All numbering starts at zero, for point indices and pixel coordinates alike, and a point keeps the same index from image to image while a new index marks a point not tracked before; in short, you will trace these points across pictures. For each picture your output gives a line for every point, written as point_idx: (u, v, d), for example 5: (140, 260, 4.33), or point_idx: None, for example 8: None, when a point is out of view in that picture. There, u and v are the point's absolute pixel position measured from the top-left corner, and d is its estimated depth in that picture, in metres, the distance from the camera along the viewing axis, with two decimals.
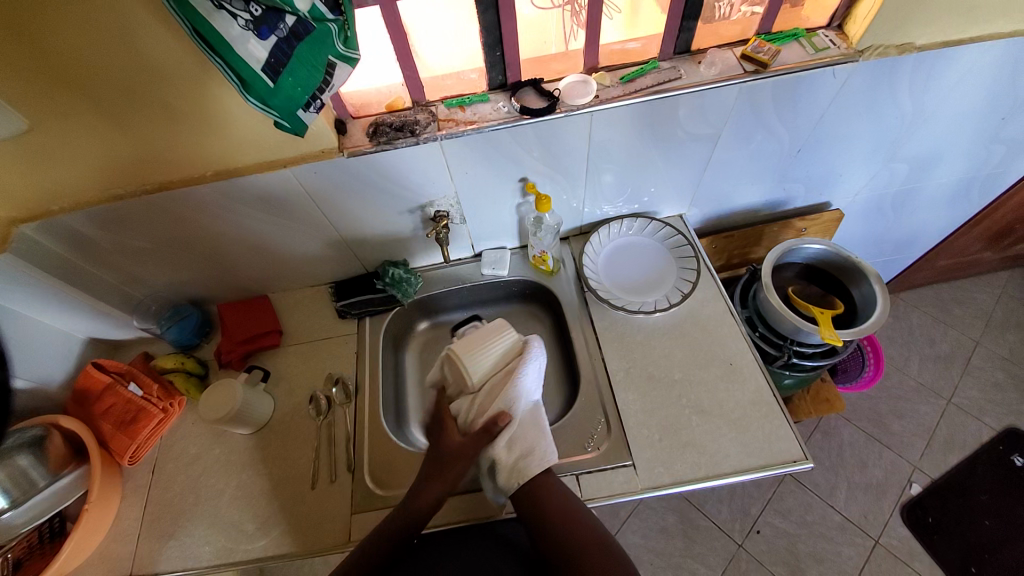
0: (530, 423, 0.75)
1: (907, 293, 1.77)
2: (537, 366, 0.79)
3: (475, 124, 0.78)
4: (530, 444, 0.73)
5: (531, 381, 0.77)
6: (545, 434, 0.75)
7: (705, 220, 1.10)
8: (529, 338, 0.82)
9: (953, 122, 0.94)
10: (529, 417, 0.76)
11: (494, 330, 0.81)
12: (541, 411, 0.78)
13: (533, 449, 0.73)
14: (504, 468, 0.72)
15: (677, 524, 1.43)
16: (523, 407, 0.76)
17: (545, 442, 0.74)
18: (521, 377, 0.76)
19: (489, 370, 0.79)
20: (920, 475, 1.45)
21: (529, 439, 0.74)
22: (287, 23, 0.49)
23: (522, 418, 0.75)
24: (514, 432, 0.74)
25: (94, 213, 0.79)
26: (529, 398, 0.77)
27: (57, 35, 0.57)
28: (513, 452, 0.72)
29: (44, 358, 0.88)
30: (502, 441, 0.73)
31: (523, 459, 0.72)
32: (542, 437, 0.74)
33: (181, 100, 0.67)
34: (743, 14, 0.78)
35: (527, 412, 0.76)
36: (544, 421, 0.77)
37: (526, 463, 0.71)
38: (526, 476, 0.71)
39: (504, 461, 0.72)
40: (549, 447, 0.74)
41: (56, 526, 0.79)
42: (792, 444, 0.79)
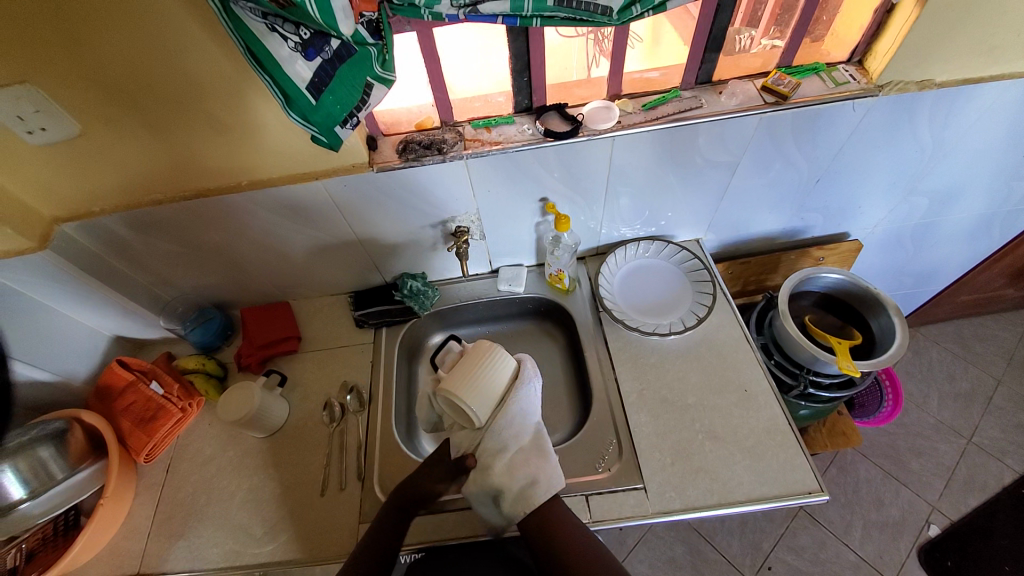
0: (532, 449, 0.74)
1: (926, 328, 1.73)
2: (532, 389, 0.79)
3: (500, 145, 0.80)
4: (535, 471, 0.72)
5: (526, 406, 0.77)
6: (550, 456, 0.74)
7: (722, 246, 1.11)
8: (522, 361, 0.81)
9: (974, 158, 0.94)
10: (532, 443, 0.75)
11: (484, 355, 0.79)
12: (543, 432, 0.78)
13: (538, 477, 0.72)
14: (510, 494, 0.71)
15: (685, 555, 1.39)
16: (523, 436, 0.75)
17: (551, 468, 0.73)
18: (517, 403, 0.77)
19: (492, 404, 0.76)
20: (940, 516, 1.40)
21: (532, 465, 0.73)
22: (332, 45, 0.52)
23: (523, 445, 0.75)
24: (515, 459, 0.73)
25: (132, 216, 0.83)
26: (529, 423, 0.77)
27: (115, 48, 0.61)
28: (519, 480, 0.72)
29: (71, 353, 0.92)
30: (504, 467, 0.72)
31: (529, 487, 0.71)
32: (546, 463, 0.73)
33: (222, 112, 0.71)
34: (763, 48, 0.81)
35: (532, 438, 0.76)
36: (548, 445, 0.76)
37: (532, 491, 0.71)
38: (532, 503, 0.70)
39: (509, 489, 0.71)
40: (554, 472, 0.73)
41: (70, 519, 0.81)
42: (807, 475, 0.78)
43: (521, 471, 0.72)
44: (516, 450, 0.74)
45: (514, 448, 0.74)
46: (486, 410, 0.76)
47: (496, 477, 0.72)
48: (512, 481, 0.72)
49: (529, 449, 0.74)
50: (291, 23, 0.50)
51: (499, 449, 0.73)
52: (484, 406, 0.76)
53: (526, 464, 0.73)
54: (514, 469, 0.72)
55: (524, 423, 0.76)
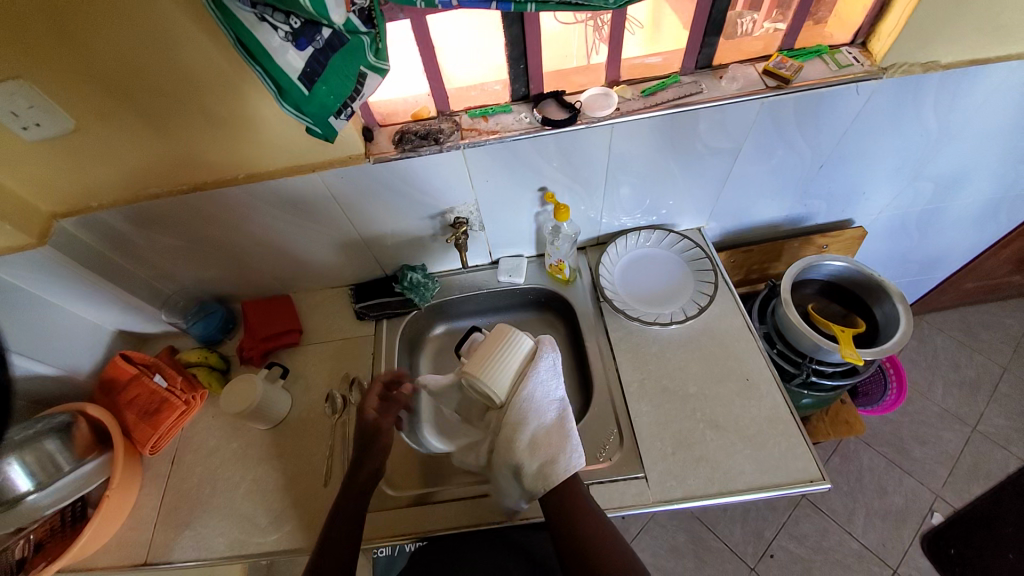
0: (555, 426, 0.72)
1: (931, 316, 1.72)
2: (552, 366, 0.76)
3: (497, 134, 0.79)
4: (554, 449, 0.70)
5: (547, 380, 0.74)
6: (573, 434, 0.72)
7: (724, 234, 1.09)
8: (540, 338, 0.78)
9: (982, 142, 0.92)
10: (556, 420, 0.72)
11: (500, 335, 0.76)
12: (568, 409, 0.75)
13: (558, 455, 0.70)
14: (529, 470, 0.71)
15: (688, 544, 1.40)
16: (548, 412, 0.73)
17: (571, 447, 0.71)
18: (537, 379, 0.73)
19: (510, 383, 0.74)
20: (943, 504, 1.40)
21: (553, 445, 0.71)
22: (323, 35, 0.51)
23: (547, 423, 0.72)
24: (536, 436, 0.71)
25: (130, 210, 0.83)
26: (552, 400, 0.73)
27: (106, 41, 0.61)
28: (539, 458, 0.70)
29: (74, 348, 0.92)
30: (528, 443, 0.71)
31: (550, 464, 0.70)
32: (568, 443, 0.71)
33: (217, 104, 0.70)
34: (766, 31, 0.79)
35: (556, 415, 0.73)
36: (571, 424, 0.73)
37: (550, 470, 0.69)
38: (551, 482, 0.69)
39: (530, 465, 0.70)
40: (576, 451, 0.71)
41: (77, 511, 0.82)
42: (808, 463, 0.77)
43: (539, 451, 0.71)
44: (539, 427, 0.72)
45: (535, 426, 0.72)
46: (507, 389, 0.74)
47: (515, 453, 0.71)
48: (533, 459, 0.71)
49: (552, 427, 0.71)
50: (281, 13, 0.49)
51: (522, 426, 0.71)
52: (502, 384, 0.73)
53: (546, 444, 0.71)
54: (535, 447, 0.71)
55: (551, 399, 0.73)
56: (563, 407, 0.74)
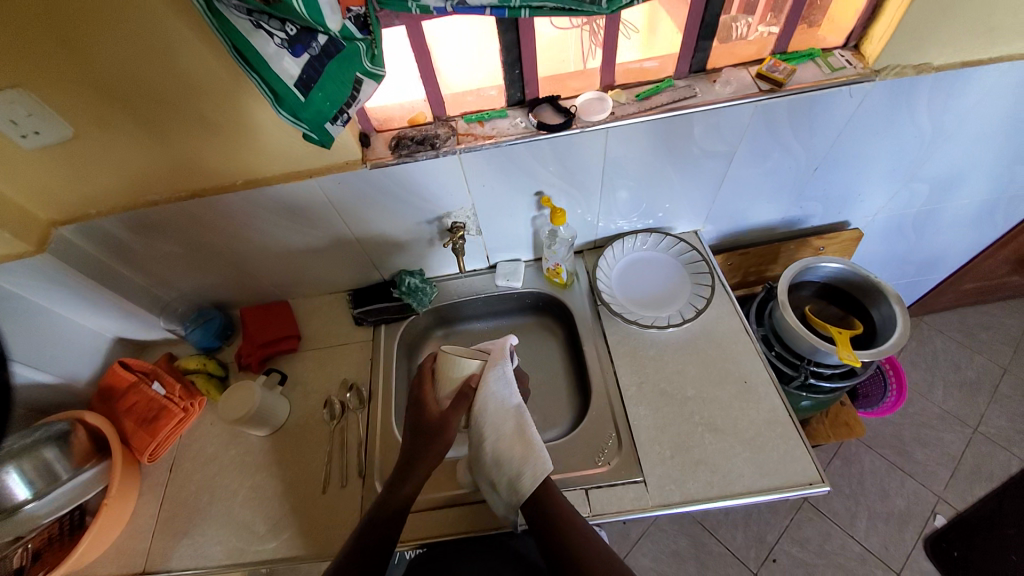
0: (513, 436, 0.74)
1: (931, 317, 1.72)
2: (503, 375, 0.80)
3: (493, 139, 0.80)
4: (517, 462, 0.72)
5: (499, 392, 0.78)
6: (535, 439, 0.74)
7: (721, 237, 1.10)
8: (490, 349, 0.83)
9: (976, 143, 0.92)
10: (516, 431, 0.75)
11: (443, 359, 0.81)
12: (527, 415, 0.77)
13: (523, 468, 0.71)
14: (501, 482, 0.73)
15: (689, 548, 1.39)
16: (506, 422, 0.76)
17: (533, 454, 0.72)
18: (484, 394, 0.78)
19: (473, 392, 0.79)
20: (946, 506, 1.40)
21: (515, 458, 0.72)
22: (319, 41, 0.51)
23: (506, 433, 0.75)
24: (500, 447, 0.74)
25: (128, 218, 0.83)
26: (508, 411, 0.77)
27: (105, 51, 0.61)
28: (507, 470, 0.72)
29: (73, 355, 0.92)
30: (493, 453, 0.74)
31: (516, 477, 0.71)
32: (528, 452, 0.72)
33: (215, 112, 0.71)
34: (760, 35, 0.80)
35: (515, 425, 0.75)
36: (531, 431, 0.74)
37: (519, 481, 0.71)
38: (522, 493, 0.70)
39: (500, 479, 0.73)
40: (539, 457, 0.72)
41: (75, 519, 0.81)
42: (808, 466, 0.77)
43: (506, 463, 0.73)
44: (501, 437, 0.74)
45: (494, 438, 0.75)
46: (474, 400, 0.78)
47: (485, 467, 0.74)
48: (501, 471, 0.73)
49: (509, 438, 0.74)
50: (276, 20, 0.49)
51: (482, 441, 0.75)
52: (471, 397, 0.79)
53: (512, 454, 0.73)
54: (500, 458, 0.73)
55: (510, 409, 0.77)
56: (517, 414, 0.76)
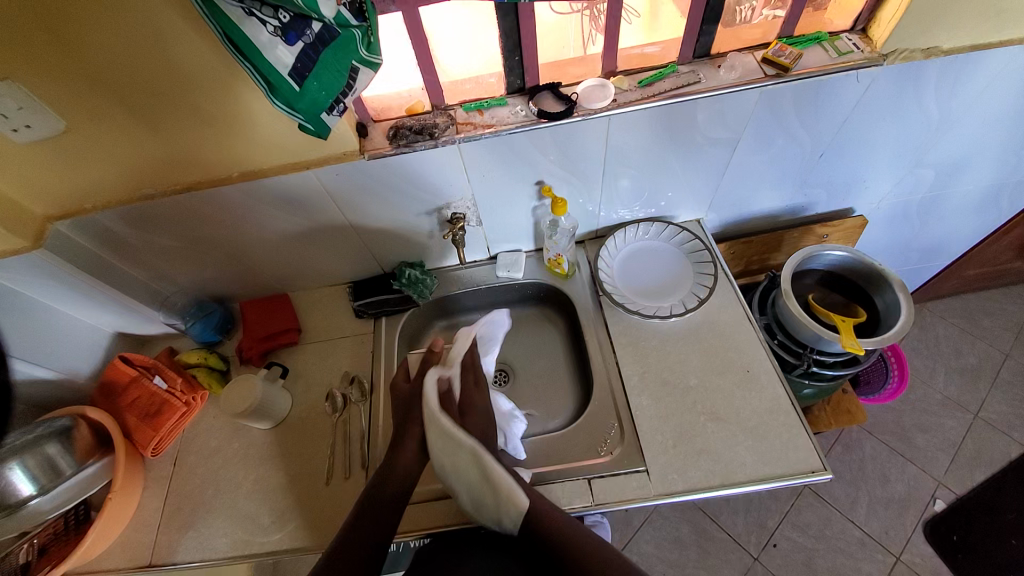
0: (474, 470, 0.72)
1: (933, 304, 1.71)
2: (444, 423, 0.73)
3: (493, 128, 0.78)
4: (493, 508, 0.71)
5: (448, 441, 0.73)
6: (500, 482, 0.70)
7: (724, 225, 1.09)
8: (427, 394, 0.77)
9: (983, 128, 0.91)
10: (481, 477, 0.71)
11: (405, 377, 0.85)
12: (486, 460, 0.70)
13: (500, 514, 0.71)
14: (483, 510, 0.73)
15: (691, 535, 1.41)
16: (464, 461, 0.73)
17: (503, 504, 0.70)
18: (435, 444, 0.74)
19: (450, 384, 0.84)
20: (945, 490, 1.41)
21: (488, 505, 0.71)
22: (313, 29, 0.50)
23: (473, 480, 0.72)
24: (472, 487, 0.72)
25: (124, 212, 0.82)
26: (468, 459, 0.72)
27: (93, 41, 0.60)
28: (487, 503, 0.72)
29: (72, 351, 0.92)
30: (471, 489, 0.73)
31: (496, 520, 0.72)
32: (497, 502, 0.70)
33: (209, 103, 0.70)
34: (766, 18, 0.78)
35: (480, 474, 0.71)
36: (494, 473, 0.70)
37: (502, 523, 0.72)
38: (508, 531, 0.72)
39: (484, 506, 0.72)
40: (511, 504, 0.70)
41: (80, 515, 0.82)
42: (810, 454, 0.77)
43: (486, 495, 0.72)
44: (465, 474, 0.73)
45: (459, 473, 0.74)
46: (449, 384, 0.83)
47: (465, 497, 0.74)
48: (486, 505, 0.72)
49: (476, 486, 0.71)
50: (269, 7, 0.48)
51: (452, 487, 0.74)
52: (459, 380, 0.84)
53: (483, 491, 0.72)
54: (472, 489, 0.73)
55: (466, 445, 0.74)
56: (473, 456, 0.71)
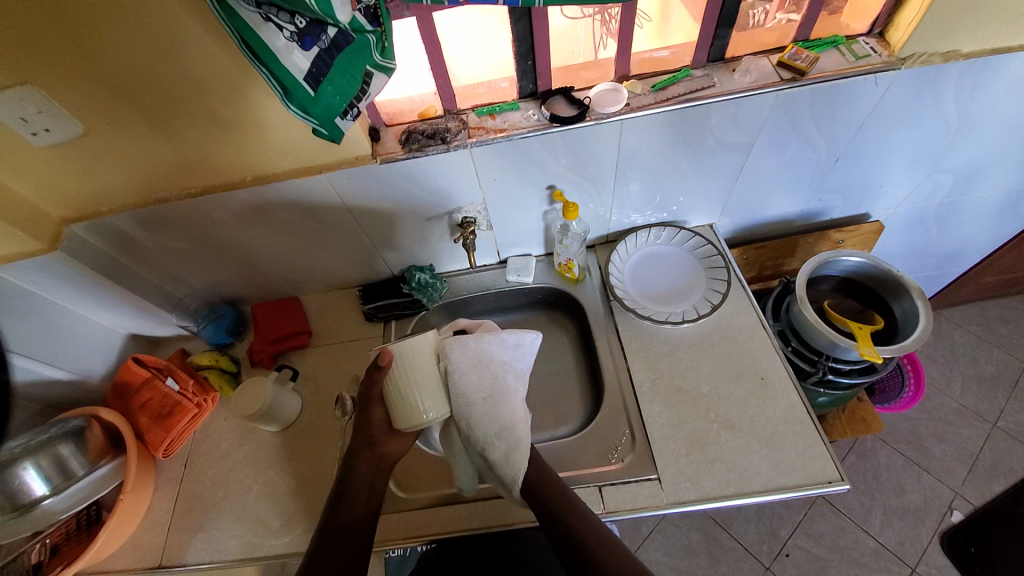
0: (488, 398, 0.67)
1: (948, 311, 1.68)
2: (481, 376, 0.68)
3: (505, 132, 0.78)
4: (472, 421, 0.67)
5: (475, 374, 0.67)
6: (476, 424, 0.67)
7: (737, 230, 1.08)
8: (491, 387, 0.68)
9: (1003, 134, 0.89)
10: (485, 398, 0.67)
11: (403, 412, 0.66)
12: (496, 398, 0.68)
13: (490, 432, 0.67)
14: (479, 468, 0.73)
15: (701, 543, 1.39)
16: (494, 396, 0.68)
17: (481, 419, 0.67)
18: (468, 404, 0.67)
19: (407, 405, 0.66)
20: (962, 501, 1.38)
21: (481, 423, 0.67)
22: (329, 34, 0.50)
23: (478, 403, 0.67)
24: (477, 419, 0.67)
25: (138, 215, 0.83)
26: (478, 391, 0.67)
27: (107, 42, 0.60)
28: (500, 449, 0.67)
29: (87, 352, 0.94)
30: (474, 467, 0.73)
31: (507, 452, 0.67)
32: (482, 417, 0.67)
33: (225, 108, 0.70)
34: (779, 22, 0.77)
35: (485, 407, 0.67)
36: (481, 419, 0.67)
37: (485, 440, 0.67)
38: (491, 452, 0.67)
39: (492, 460, 0.67)
40: (476, 417, 0.67)
41: (92, 515, 0.83)
42: (827, 464, 0.76)
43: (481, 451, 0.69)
44: (497, 430, 0.67)
45: (481, 407, 0.67)
46: (423, 397, 0.66)
47: (460, 477, 0.76)
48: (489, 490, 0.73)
49: (482, 403, 0.67)
50: (285, 12, 0.48)
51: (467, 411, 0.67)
52: (434, 397, 0.66)
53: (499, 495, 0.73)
54: (455, 450, 0.74)
55: (505, 372, 0.71)
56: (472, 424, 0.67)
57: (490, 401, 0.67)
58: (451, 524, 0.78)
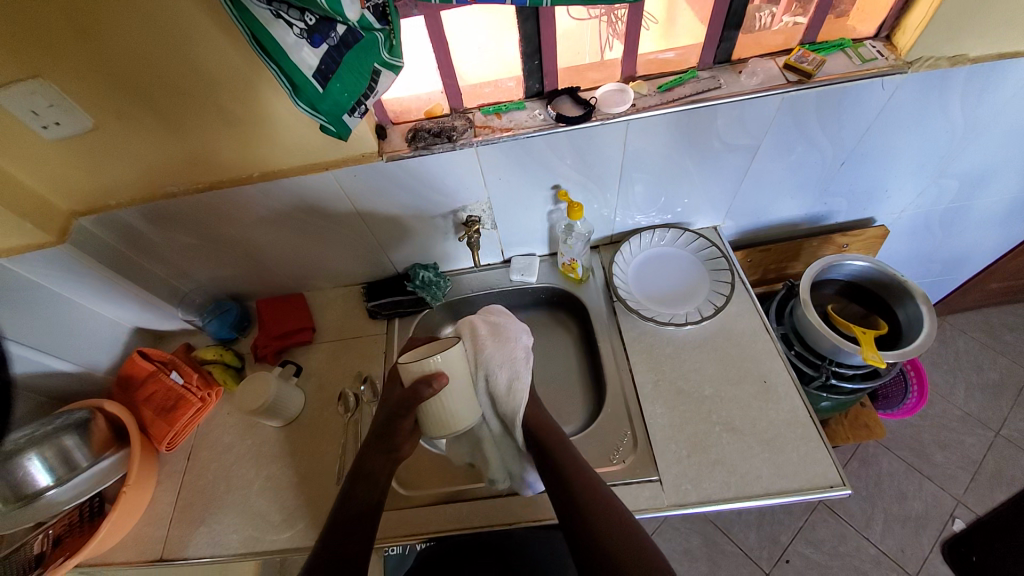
0: (491, 338, 0.78)
1: (953, 317, 1.67)
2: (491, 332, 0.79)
3: (511, 131, 0.78)
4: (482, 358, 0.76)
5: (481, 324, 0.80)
6: (487, 359, 0.75)
7: (741, 232, 1.08)
8: (498, 332, 0.79)
9: (1009, 139, 0.89)
10: (491, 336, 0.78)
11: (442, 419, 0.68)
12: (503, 340, 0.78)
13: (497, 365, 0.75)
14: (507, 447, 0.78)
15: (701, 547, 1.38)
16: (501, 342, 0.78)
17: (490, 355, 0.76)
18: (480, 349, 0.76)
19: (444, 416, 0.68)
20: (965, 509, 1.37)
21: (490, 357, 0.75)
22: (338, 31, 0.50)
23: (483, 335, 0.78)
24: (485, 354, 0.76)
25: (145, 209, 0.83)
26: (486, 335, 0.78)
27: (118, 37, 0.61)
28: (504, 373, 0.75)
29: (92, 346, 0.94)
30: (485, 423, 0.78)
31: (512, 381, 0.74)
32: (494, 351, 0.76)
33: (234, 104, 0.71)
34: (786, 25, 0.78)
35: (495, 344, 0.77)
36: (486, 354, 0.76)
37: (493, 373, 0.75)
38: (499, 386, 0.75)
39: (496, 391, 0.75)
40: (489, 353, 0.76)
41: (94, 507, 0.84)
42: (829, 468, 0.75)
43: (486, 388, 0.76)
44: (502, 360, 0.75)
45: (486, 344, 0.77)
46: (456, 405, 0.68)
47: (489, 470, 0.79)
48: (498, 444, 0.78)
49: (487, 338, 0.78)
50: (296, 9, 0.48)
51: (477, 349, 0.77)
52: (465, 404, 0.69)
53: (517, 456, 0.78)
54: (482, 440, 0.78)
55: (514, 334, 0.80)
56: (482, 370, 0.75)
57: (500, 345, 0.77)
58: (452, 522, 0.78)
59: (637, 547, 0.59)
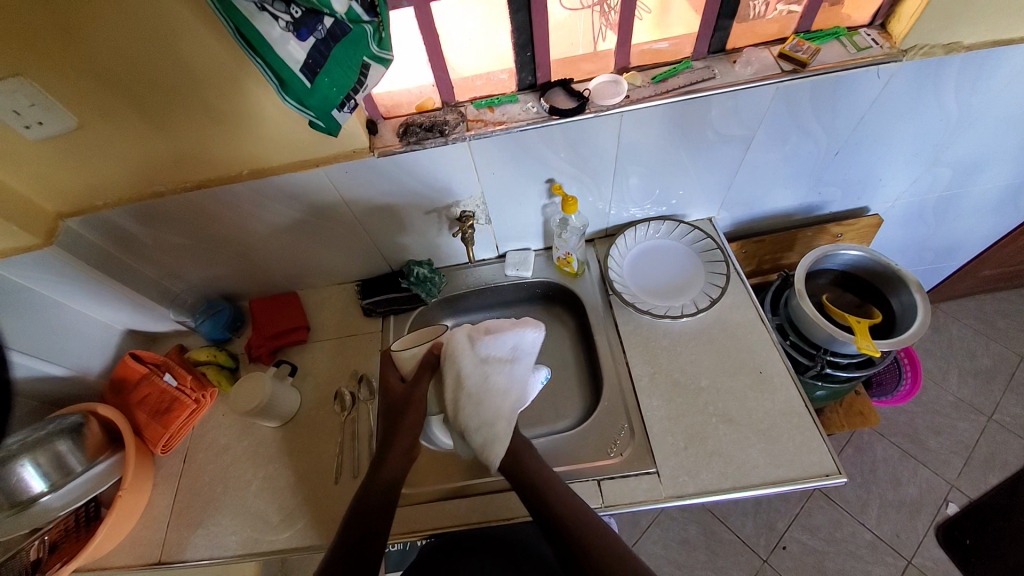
0: (478, 390, 0.68)
1: (945, 304, 1.69)
2: (480, 377, 0.69)
3: (504, 124, 0.77)
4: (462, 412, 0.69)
5: (471, 369, 0.69)
6: (467, 414, 0.68)
7: (736, 224, 1.07)
8: (487, 379, 0.69)
9: (1003, 126, 0.89)
10: (476, 387, 0.69)
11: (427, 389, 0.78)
12: (489, 393, 0.69)
13: (474, 422, 0.68)
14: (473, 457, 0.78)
15: (699, 537, 1.40)
16: (486, 394, 0.69)
17: (469, 412, 0.68)
18: (461, 404, 0.69)
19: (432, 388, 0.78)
20: (957, 494, 1.39)
21: (468, 412, 0.68)
22: (325, 24, 0.49)
23: (469, 387, 0.69)
24: (463, 408, 0.69)
25: (134, 209, 0.82)
26: (473, 384, 0.69)
27: (99, 34, 0.59)
28: (477, 438, 0.68)
29: (84, 349, 0.93)
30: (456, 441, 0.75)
31: (484, 444, 0.68)
32: (477, 408, 0.68)
33: (220, 100, 0.69)
34: (780, 14, 0.77)
35: (478, 396, 0.68)
36: (466, 408, 0.68)
37: (468, 431, 0.69)
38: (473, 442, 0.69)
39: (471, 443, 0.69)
40: (469, 411, 0.68)
41: (91, 511, 0.83)
42: (824, 457, 0.76)
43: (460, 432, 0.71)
44: (480, 418, 0.68)
45: (469, 398, 0.68)
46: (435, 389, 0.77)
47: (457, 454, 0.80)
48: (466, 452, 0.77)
49: (474, 389, 0.68)
50: (281, 2, 0.47)
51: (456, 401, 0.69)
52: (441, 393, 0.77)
53: None
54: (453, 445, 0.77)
55: (506, 378, 0.70)
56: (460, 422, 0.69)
57: (484, 397, 0.69)
58: (451, 520, 0.78)
59: (619, 556, 0.61)
